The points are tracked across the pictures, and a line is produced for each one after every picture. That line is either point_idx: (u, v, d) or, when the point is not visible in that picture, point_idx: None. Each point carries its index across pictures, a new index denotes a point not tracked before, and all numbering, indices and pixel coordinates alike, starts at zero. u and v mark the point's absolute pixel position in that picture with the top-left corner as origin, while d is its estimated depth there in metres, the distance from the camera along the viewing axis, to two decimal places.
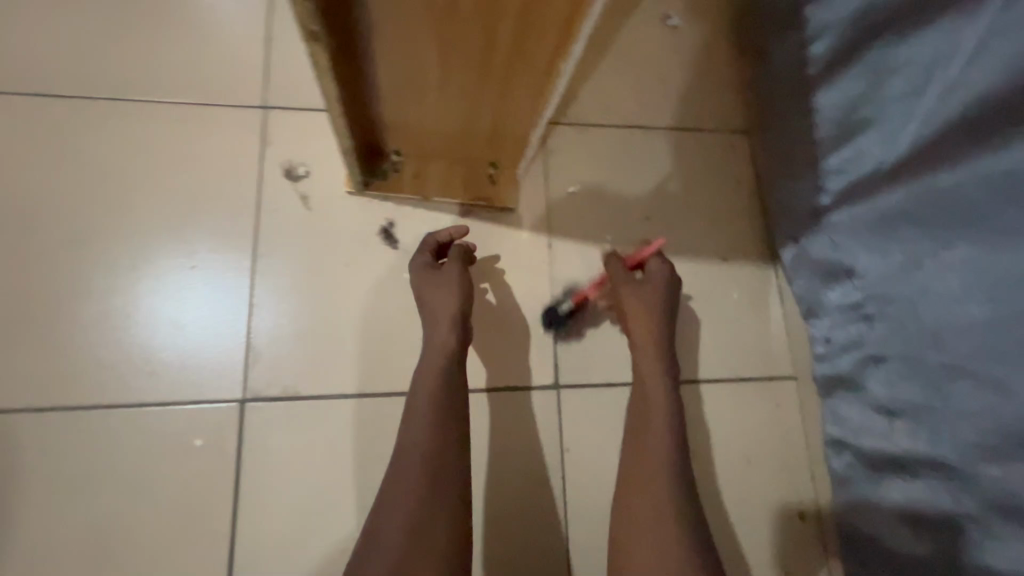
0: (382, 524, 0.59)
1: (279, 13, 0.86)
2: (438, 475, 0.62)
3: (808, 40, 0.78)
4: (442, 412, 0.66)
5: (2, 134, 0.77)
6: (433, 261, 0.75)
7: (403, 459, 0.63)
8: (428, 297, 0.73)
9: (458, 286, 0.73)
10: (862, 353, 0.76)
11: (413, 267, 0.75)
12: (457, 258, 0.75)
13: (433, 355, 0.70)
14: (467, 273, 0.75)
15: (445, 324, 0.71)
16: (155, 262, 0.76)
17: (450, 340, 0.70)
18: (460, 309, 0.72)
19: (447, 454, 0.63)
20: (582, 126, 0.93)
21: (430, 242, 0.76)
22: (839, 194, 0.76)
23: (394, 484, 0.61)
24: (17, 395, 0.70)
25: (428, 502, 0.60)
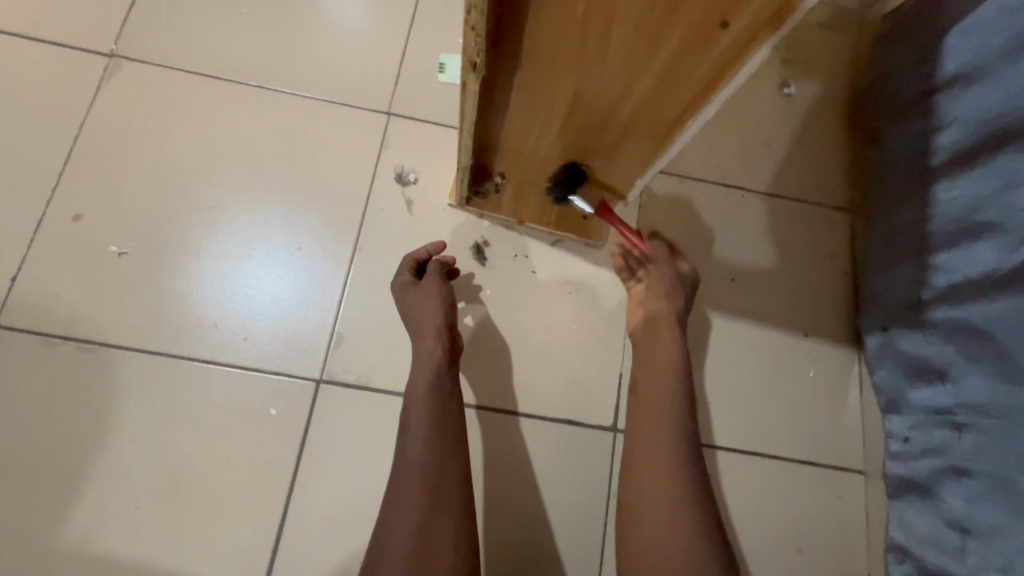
0: (391, 541, 0.59)
1: (418, 30, 0.92)
2: (437, 492, 0.62)
3: (935, 131, 0.77)
4: (435, 422, 0.67)
5: (157, 98, 0.85)
6: (413, 279, 0.78)
7: (400, 475, 0.64)
8: (410, 313, 0.75)
9: (439, 298, 0.75)
10: (942, 462, 0.71)
11: (394, 287, 0.78)
12: (436, 272, 0.77)
13: (420, 369, 0.71)
14: (448, 285, 0.77)
15: (432, 335, 0.73)
16: (266, 237, 0.82)
17: (436, 353, 0.72)
18: (443, 322, 0.74)
19: (444, 472, 0.64)
20: (680, 178, 0.94)
21: (408, 262, 0.79)
22: (942, 291, 0.73)
23: (396, 503, 0.62)
24: (127, 335, 0.76)
25: (429, 524, 0.60)
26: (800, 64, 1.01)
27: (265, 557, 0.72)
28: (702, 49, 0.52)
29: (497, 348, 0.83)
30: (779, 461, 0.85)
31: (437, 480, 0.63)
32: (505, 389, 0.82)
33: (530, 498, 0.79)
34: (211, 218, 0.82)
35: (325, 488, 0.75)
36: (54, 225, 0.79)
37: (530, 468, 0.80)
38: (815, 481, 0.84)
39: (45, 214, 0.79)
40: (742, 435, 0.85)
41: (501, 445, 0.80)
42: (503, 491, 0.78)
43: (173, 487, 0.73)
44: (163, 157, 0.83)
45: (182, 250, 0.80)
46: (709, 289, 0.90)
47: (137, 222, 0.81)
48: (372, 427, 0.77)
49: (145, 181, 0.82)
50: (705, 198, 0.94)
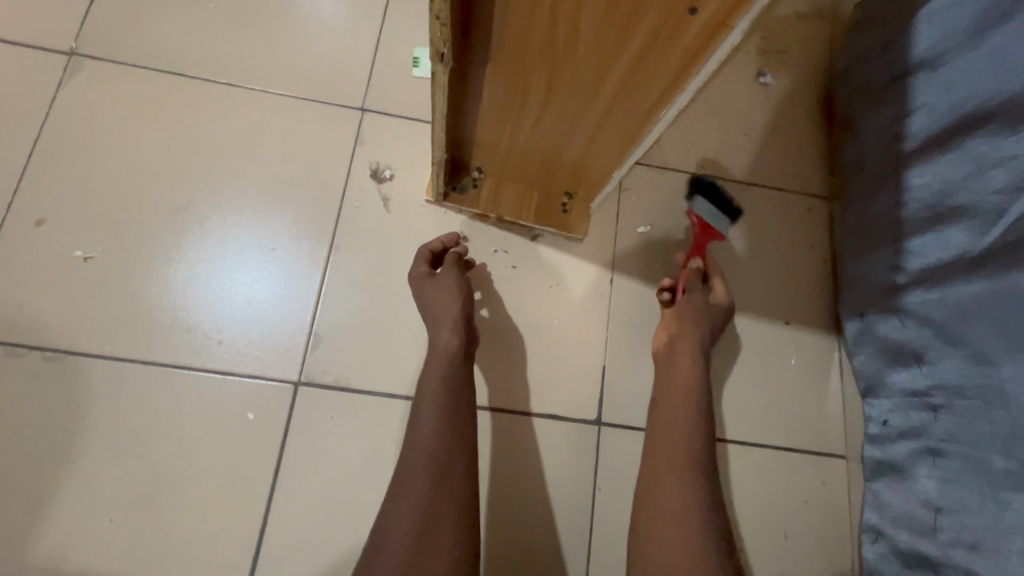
0: (391, 531, 0.58)
1: (390, 25, 0.91)
2: (444, 483, 0.61)
3: (907, 116, 0.77)
4: (450, 415, 0.66)
5: (122, 96, 0.83)
6: (429, 271, 0.77)
7: (407, 465, 0.63)
8: (427, 305, 0.74)
9: (457, 291, 0.74)
10: (919, 444, 0.71)
11: (411, 279, 0.77)
12: (452, 265, 0.76)
13: (435, 361, 0.70)
14: (464, 277, 0.76)
15: (449, 326, 0.72)
16: (240, 238, 0.80)
17: (452, 345, 0.71)
18: (460, 314, 0.73)
19: (452, 465, 0.63)
20: (660, 168, 0.94)
21: (425, 252, 0.78)
22: (917, 275, 0.74)
23: (402, 492, 0.61)
24: (97, 341, 0.74)
25: (434, 515, 0.59)
26: (775, 53, 1.02)
27: (246, 564, 0.70)
28: (672, 37, 0.51)
29: (479, 344, 0.82)
30: (763, 448, 0.85)
31: (445, 471, 0.62)
32: (488, 385, 0.81)
33: (516, 494, 0.78)
34: (182, 219, 0.80)
35: (306, 491, 0.73)
36: (16, 230, 0.76)
37: (515, 465, 0.79)
38: (799, 467, 0.85)
39: (6, 219, 0.77)
40: (726, 424, 0.85)
41: (485, 442, 0.79)
42: (488, 488, 0.78)
43: (147, 496, 0.71)
44: (129, 157, 0.81)
45: (153, 253, 0.78)
46: None
47: (104, 225, 0.78)
48: (353, 428, 0.76)
49: (110, 182, 0.80)
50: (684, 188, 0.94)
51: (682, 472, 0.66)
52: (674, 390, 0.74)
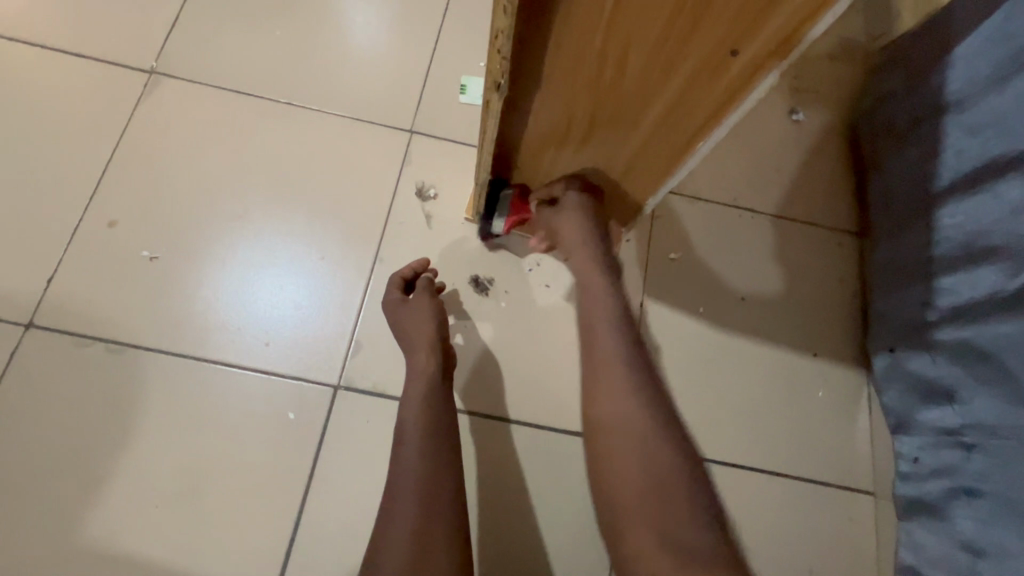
0: (386, 553, 0.58)
1: (441, 55, 0.97)
2: (430, 507, 0.61)
3: (936, 157, 0.79)
4: (432, 434, 0.67)
5: (193, 113, 0.90)
6: (402, 296, 0.80)
7: (394, 493, 0.63)
8: (402, 329, 0.77)
9: (430, 316, 0.77)
10: (953, 483, 0.70)
11: (385, 305, 0.80)
12: (424, 289, 0.79)
13: (412, 384, 0.72)
14: (437, 301, 0.79)
15: (424, 349, 0.74)
16: (290, 246, 0.85)
17: (430, 366, 0.73)
18: (436, 336, 0.75)
19: (438, 488, 0.63)
20: (691, 198, 0.97)
21: (396, 280, 0.81)
22: (949, 312, 0.74)
23: (390, 520, 0.60)
24: (155, 336, 0.79)
25: (425, 540, 0.58)
26: (808, 92, 1.04)
27: (278, 559, 0.73)
28: (712, 75, 0.55)
29: (509, 359, 0.85)
30: (788, 479, 0.85)
31: (430, 496, 0.62)
32: (516, 400, 0.84)
33: (539, 509, 0.80)
34: (239, 227, 0.85)
35: (339, 492, 0.76)
36: (92, 231, 0.83)
37: (540, 479, 0.81)
38: (825, 501, 0.84)
39: (83, 219, 0.83)
40: (750, 453, 0.86)
41: (512, 456, 0.81)
42: (512, 501, 0.80)
43: (192, 487, 0.75)
44: (196, 169, 0.87)
45: (210, 256, 0.84)
46: (720, 307, 0.92)
47: (170, 230, 0.84)
48: (386, 434, 0.78)
49: (178, 190, 0.86)
50: (715, 218, 0.96)
51: (620, 412, 0.63)
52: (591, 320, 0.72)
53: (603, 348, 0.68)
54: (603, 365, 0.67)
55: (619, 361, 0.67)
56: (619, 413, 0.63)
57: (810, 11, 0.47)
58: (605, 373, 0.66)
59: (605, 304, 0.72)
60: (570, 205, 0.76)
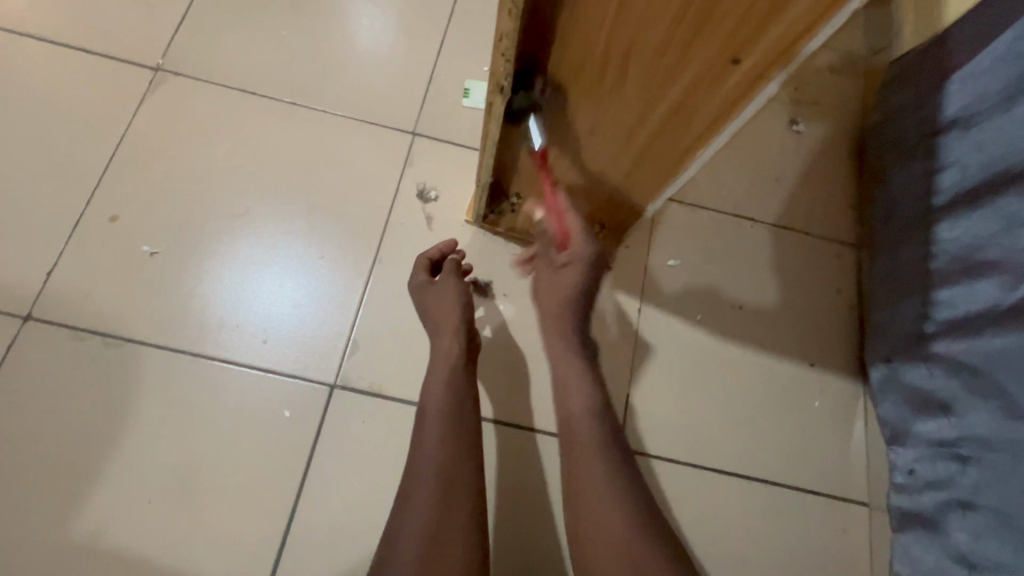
0: (403, 534, 0.59)
1: (445, 59, 0.98)
2: (453, 492, 0.62)
3: (936, 170, 0.80)
4: (453, 420, 0.68)
5: (197, 110, 0.90)
6: (428, 278, 0.79)
7: (413, 477, 0.63)
8: (428, 312, 0.77)
9: (457, 298, 0.77)
10: (947, 495, 0.70)
11: (411, 287, 0.79)
12: (452, 271, 0.79)
13: (437, 368, 0.72)
14: (464, 284, 0.79)
15: (450, 333, 0.74)
16: (290, 245, 0.86)
17: (453, 351, 0.73)
18: (462, 321, 0.75)
19: (457, 473, 0.63)
20: (691, 206, 0.97)
21: (423, 260, 0.80)
22: (946, 324, 0.74)
23: (408, 502, 0.61)
24: (153, 331, 0.79)
25: (445, 525, 0.59)
26: (809, 104, 1.05)
27: (269, 558, 0.73)
28: (715, 83, 0.55)
29: (506, 362, 0.85)
30: (783, 488, 0.85)
31: (450, 480, 0.62)
32: (513, 403, 0.84)
33: (533, 513, 0.80)
34: (240, 224, 0.86)
35: (332, 492, 0.76)
36: (93, 225, 0.83)
37: (534, 483, 0.81)
38: (820, 511, 0.84)
39: (85, 213, 0.83)
40: (746, 461, 0.86)
41: (507, 459, 0.81)
42: (506, 505, 0.79)
43: (185, 484, 0.74)
44: (198, 166, 0.88)
45: (210, 253, 0.84)
46: (717, 315, 0.92)
47: (171, 226, 0.84)
48: (381, 434, 0.78)
49: (180, 186, 0.86)
50: (714, 226, 0.97)
51: (598, 509, 0.60)
52: (568, 419, 0.68)
53: (585, 443, 0.65)
54: (597, 485, 0.61)
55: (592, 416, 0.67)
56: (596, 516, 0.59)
57: (813, 20, 0.47)
58: (585, 467, 0.63)
59: (579, 404, 0.68)
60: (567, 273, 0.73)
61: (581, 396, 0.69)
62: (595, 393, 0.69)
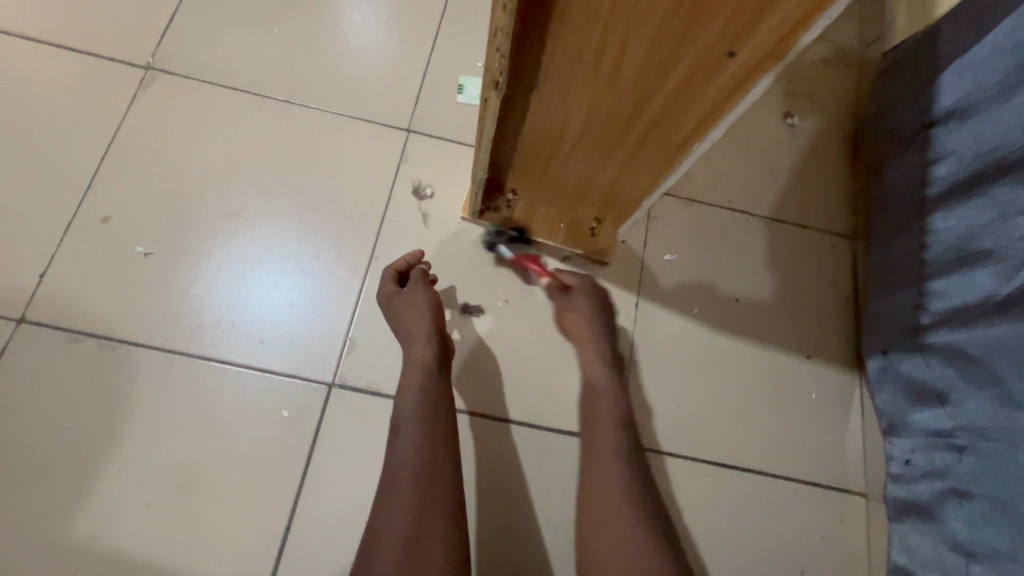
0: (385, 535, 0.59)
1: (439, 55, 0.97)
2: (428, 495, 0.62)
3: (931, 162, 0.80)
4: (427, 423, 0.68)
5: (189, 109, 0.89)
6: (396, 287, 0.80)
7: (390, 479, 0.63)
8: (398, 319, 0.77)
9: (425, 303, 0.77)
10: (945, 484, 0.71)
11: (380, 297, 0.80)
12: (418, 279, 0.79)
13: (409, 374, 0.72)
14: (432, 290, 0.79)
15: (422, 339, 0.75)
16: (285, 243, 0.85)
17: (426, 354, 0.74)
18: (433, 327, 0.76)
19: (435, 474, 0.63)
20: (687, 200, 0.98)
21: (389, 272, 0.81)
22: (942, 315, 0.74)
23: (386, 505, 0.61)
24: (148, 332, 0.79)
25: (423, 526, 0.59)
26: (803, 96, 1.05)
27: (271, 557, 0.73)
28: (710, 77, 0.54)
29: (505, 358, 0.85)
30: (781, 480, 0.86)
31: (428, 482, 0.63)
32: (512, 399, 0.84)
33: (534, 508, 0.80)
34: (234, 223, 0.85)
35: (332, 491, 0.76)
36: (85, 226, 0.82)
37: (535, 478, 0.81)
38: (818, 501, 0.85)
39: (78, 213, 0.83)
40: (744, 453, 0.86)
41: (505, 454, 0.81)
42: (506, 501, 0.80)
43: (183, 484, 0.74)
44: (190, 165, 0.87)
45: (204, 253, 0.83)
46: (714, 308, 0.93)
47: (164, 226, 0.84)
48: (380, 432, 0.78)
49: (172, 186, 0.86)
50: (710, 220, 0.97)
51: (605, 494, 0.67)
52: (596, 419, 0.75)
53: (602, 440, 0.72)
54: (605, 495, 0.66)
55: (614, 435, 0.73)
56: (609, 510, 0.65)
57: (807, 12, 0.46)
58: (603, 462, 0.70)
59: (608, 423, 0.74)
60: (577, 302, 0.84)
61: (609, 404, 0.76)
62: (618, 403, 0.76)
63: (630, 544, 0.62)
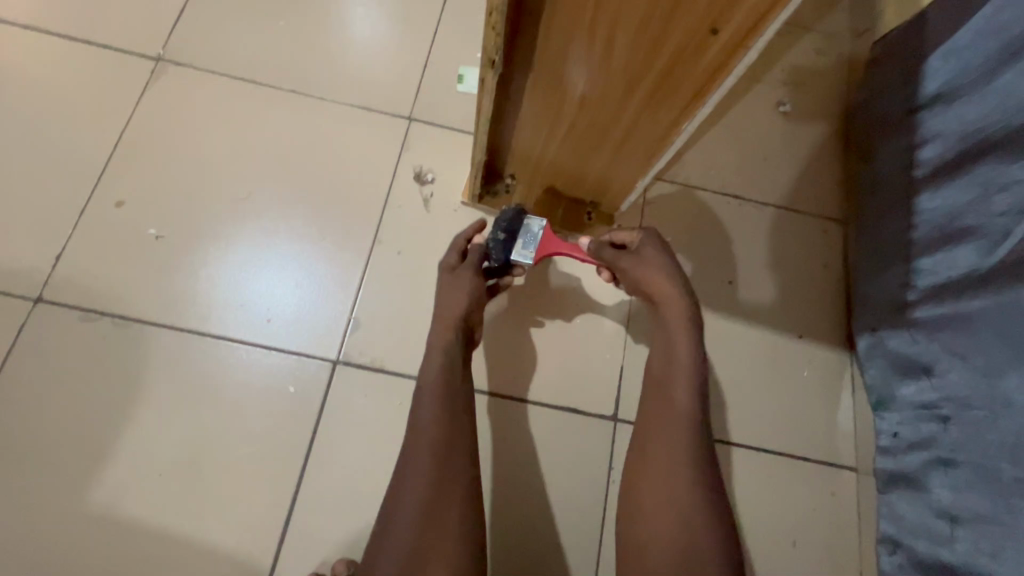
0: (403, 501, 0.63)
1: (439, 46, 1.00)
2: (443, 466, 0.65)
3: (918, 144, 0.82)
4: (448, 397, 0.70)
5: (199, 98, 0.92)
6: (457, 264, 0.80)
7: (410, 448, 0.67)
8: (440, 299, 0.78)
9: (468, 290, 0.77)
10: (930, 454, 0.72)
11: (442, 268, 0.81)
12: (474, 261, 0.79)
13: (432, 355, 0.74)
14: (479, 278, 0.78)
15: (447, 327, 0.75)
16: (292, 227, 0.88)
17: (449, 343, 0.74)
18: (462, 312, 0.76)
19: (455, 443, 0.67)
20: (682, 185, 1.00)
21: (457, 243, 0.81)
22: (927, 292, 0.76)
23: (405, 473, 0.65)
24: (161, 311, 0.82)
25: (441, 496, 0.63)
26: (796, 86, 1.08)
27: (278, 525, 0.75)
28: (697, 57, 0.57)
29: (504, 337, 0.88)
30: (773, 454, 0.88)
31: (445, 454, 0.65)
32: (511, 376, 0.86)
33: (531, 480, 0.83)
34: (242, 208, 0.88)
35: (337, 463, 0.78)
36: (99, 210, 0.85)
37: (534, 452, 0.84)
38: (810, 476, 0.87)
39: (92, 197, 0.86)
40: (738, 429, 0.88)
41: (505, 429, 0.84)
42: (505, 473, 0.82)
43: (194, 457, 0.77)
44: (200, 152, 0.90)
45: (214, 236, 0.86)
46: (708, 290, 0.95)
47: (175, 210, 0.87)
48: (383, 407, 0.81)
49: (182, 172, 0.89)
50: (704, 205, 0.99)
51: (665, 487, 0.63)
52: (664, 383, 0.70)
53: (664, 408, 0.68)
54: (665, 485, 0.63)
55: (682, 427, 0.66)
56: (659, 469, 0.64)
57: None
58: (663, 426, 0.67)
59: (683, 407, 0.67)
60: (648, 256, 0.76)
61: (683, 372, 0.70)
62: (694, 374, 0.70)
63: (682, 517, 0.61)
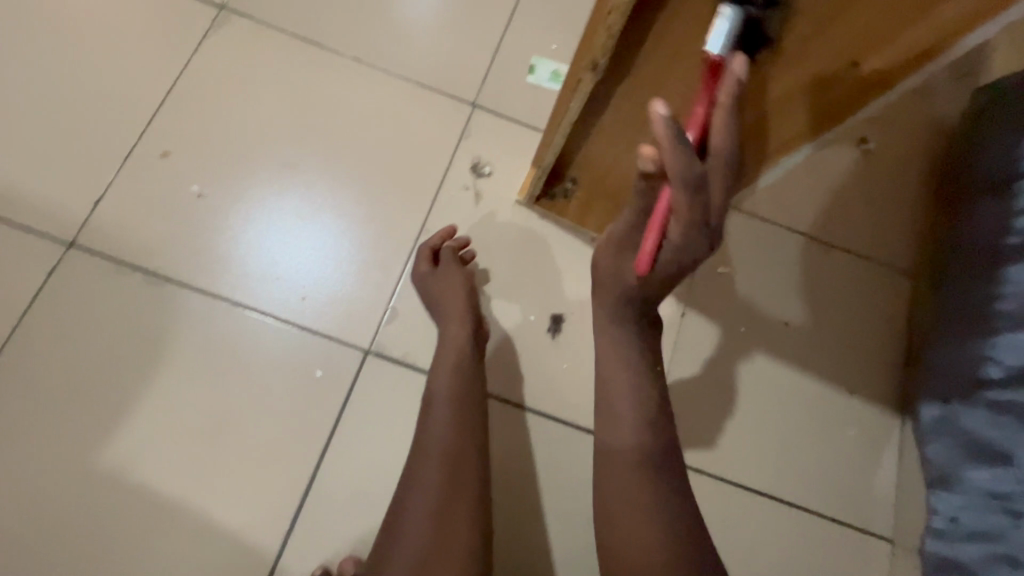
0: (409, 515, 0.59)
1: (513, 33, 0.94)
2: (451, 478, 0.61)
3: (1018, 211, 0.75)
4: (460, 407, 0.67)
5: (258, 54, 0.88)
6: (431, 266, 0.79)
7: (418, 457, 0.63)
8: (435, 299, 0.76)
9: (461, 285, 0.76)
10: (995, 549, 0.66)
11: (414, 275, 0.79)
12: (451, 259, 0.78)
13: (445, 355, 0.71)
14: (466, 272, 0.78)
15: (457, 320, 0.74)
16: (336, 203, 0.84)
17: (461, 337, 0.72)
18: (467, 309, 0.75)
19: (463, 456, 0.63)
20: (748, 214, 0.94)
21: (423, 250, 0.80)
22: (1013, 370, 0.70)
23: (412, 486, 0.61)
24: (192, 274, 0.78)
25: (450, 497, 0.60)
26: (882, 123, 1.01)
27: (287, 514, 0.72)
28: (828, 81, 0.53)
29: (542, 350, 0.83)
30: (806, 512, 0.83)
31: (455, 466, 0.62)
32: (545, 391, 0.81)
33: (551, 506, 0.78)
34: (286, 174, 0.84)
35: (355, 457, 0.75)
36: (142, 159, 0.82)
37: (557, 474, 0.79)
38: (842, 539, 0.83)
39: (135, 147, 0.82)
40: (772, 481, 0.84)
41: (532, 447, 0.79)
42: (525, 495, 0.78)
43: (208, 429, 0.74)
44: (252, 111, 0.86)
45: (253, 200, 0.82)
46: (761, 329, 0.90)
47: (220, 169, 0.83)
48: (410, 405, 0.77)
49: (230, 131, 0.85)
50: (769, 237, 0.94)
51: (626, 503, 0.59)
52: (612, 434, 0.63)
53: (624, 473, 0.60)
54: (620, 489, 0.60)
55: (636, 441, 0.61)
56: (633, 526, 0.58)
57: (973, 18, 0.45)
58: (625, 490, 0.59)
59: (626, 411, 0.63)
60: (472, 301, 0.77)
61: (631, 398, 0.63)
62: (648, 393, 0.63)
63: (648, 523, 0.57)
